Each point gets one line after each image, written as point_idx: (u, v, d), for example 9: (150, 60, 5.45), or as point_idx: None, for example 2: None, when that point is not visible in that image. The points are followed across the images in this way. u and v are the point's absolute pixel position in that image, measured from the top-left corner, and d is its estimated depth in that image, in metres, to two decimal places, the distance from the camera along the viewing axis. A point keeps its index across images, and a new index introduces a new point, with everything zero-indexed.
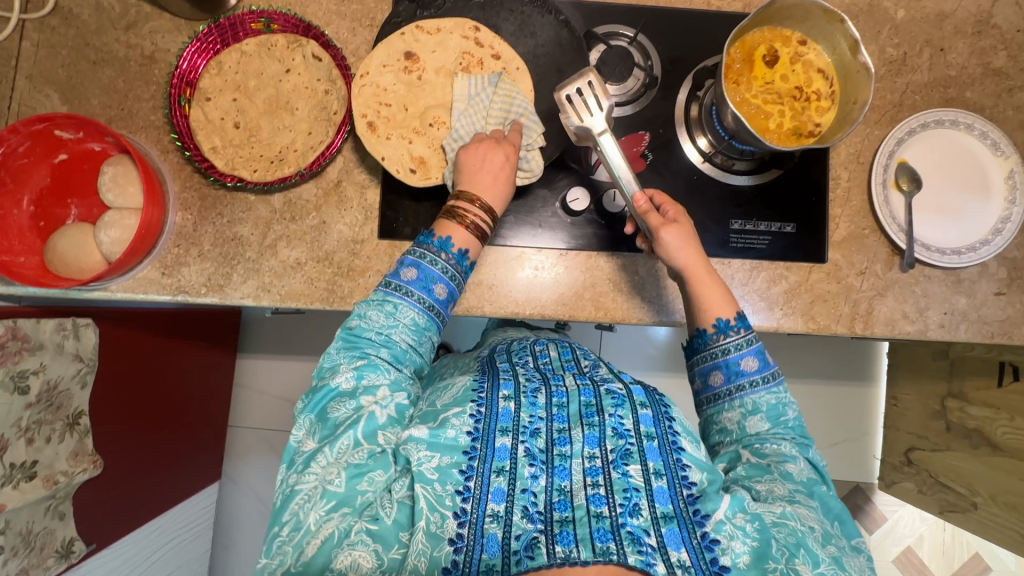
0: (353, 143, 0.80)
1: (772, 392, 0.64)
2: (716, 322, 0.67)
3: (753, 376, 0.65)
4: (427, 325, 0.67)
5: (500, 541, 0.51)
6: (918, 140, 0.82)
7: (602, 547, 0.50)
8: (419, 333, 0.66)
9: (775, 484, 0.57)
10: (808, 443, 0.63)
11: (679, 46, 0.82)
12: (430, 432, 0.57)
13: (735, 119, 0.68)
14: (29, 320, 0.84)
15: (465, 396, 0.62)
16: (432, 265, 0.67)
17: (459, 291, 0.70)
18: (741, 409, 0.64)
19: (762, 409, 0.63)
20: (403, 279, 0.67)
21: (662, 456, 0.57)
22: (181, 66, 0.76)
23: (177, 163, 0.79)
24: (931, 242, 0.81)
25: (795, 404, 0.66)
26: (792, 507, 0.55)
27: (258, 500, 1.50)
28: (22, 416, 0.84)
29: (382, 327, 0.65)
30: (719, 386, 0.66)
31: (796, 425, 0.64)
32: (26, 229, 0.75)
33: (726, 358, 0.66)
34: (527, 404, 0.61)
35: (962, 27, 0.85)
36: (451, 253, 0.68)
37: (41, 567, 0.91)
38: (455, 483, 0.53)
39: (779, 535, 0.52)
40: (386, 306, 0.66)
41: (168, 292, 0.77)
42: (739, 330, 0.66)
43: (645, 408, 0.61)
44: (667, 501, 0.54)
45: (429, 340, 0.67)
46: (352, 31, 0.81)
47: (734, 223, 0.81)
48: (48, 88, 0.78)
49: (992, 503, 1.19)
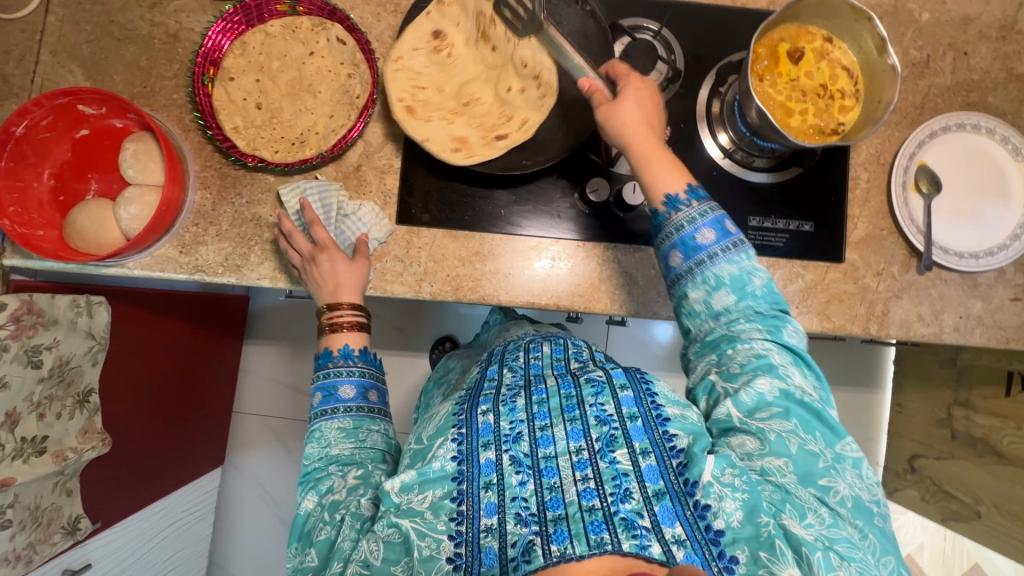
0: (374, 128, 0.80)
1: (733, 261, 0.62)
2: (668, 199, 0.64)
3: (711, 247, 0.62)
4: (358, 424, 0.67)
5: (497, 551, 0.51)
6: (939, 143, 0.82)
7: (597, 539, 0.49)
8: (355, 433, 0.66)
9: (748, 438, 0.56)
10: (779, 312, 0.62)
11: (702, 41, 0.82)
12: (416, 471, 0.56)
13: (759, 113, 0.68)
14: (44, 295, 0.84)
15: (448, 423, 0.60)
16: (331, 377, 0.69)
17: (380, 379, 0.72)
18: (705, 286, 0.62)
19: (726, 282, 0.61)
20: (315, 407, 0.68)
21: (648, 434, 0.56)
22: (206, 45, 0.76)
23: (198, 143, 0.79)
24: (950, 245, 0.81)
25: (762, 272, 0.63)
26: (770, 459, 0.55)
27: (260, 488, 1.50)
28: (34, 391, 0.84)
29: (319, 454, 0.65)
30: (678, 266, 0.64)
31: (766, 293, 0.62)
32: (46, 202, 0.75)
33: (681, 235, 0.63)
34: (506, 412, 0.59)
35: (986, 32, 0.84)
36: (357, 356, 0.70)
37: (47, 543, 0.91)
38: (448, 512, 0.53)
39: (767, 492, 0.53)
40: (313, 437, 0.66)
41: (185, 271, 0.77)
42: (692, 202, 0.63)
43: (626, 391, 0.59)
44: (658, 479, 0.53)
45: (370, 432, 0.67)
46: (376, 16, 0.81)
47: (752, 220, 0.81)
48: (72, 63, 0.78)
49: (997, 512, 1.19)
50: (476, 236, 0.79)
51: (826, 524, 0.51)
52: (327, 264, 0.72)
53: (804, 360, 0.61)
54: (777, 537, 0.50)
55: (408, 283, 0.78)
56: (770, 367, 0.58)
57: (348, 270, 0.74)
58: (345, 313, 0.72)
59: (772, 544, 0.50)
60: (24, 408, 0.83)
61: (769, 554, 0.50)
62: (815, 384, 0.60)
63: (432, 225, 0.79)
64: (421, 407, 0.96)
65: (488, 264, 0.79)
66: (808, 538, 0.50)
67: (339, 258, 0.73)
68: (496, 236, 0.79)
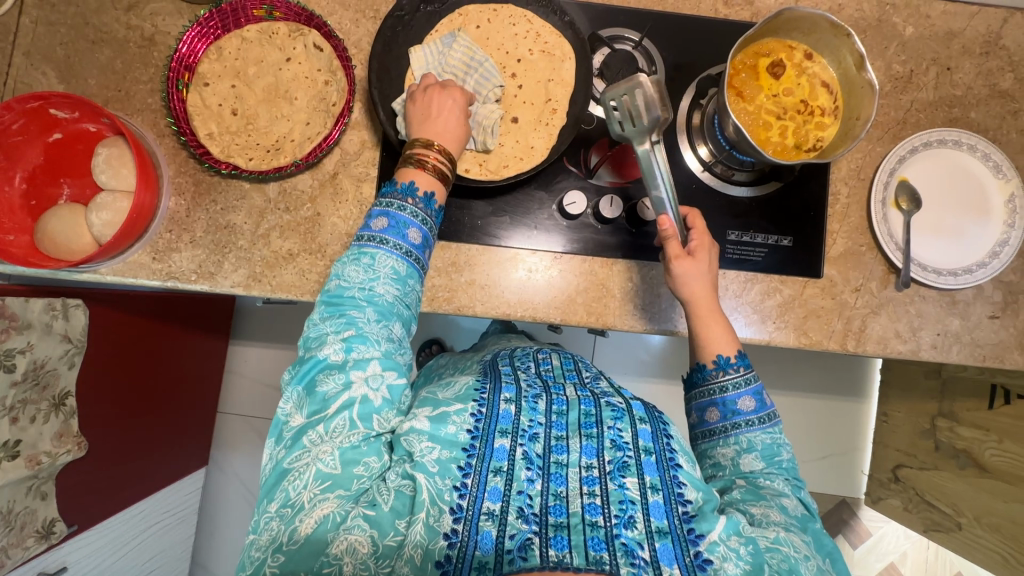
0: (352, 136, 0.79)
1: (768, 432, 0.64)
2: (717, 359, 0.67)
3: (748, 416, 0.64)
4: (408, 274, 0.64)
5: (495, 538, 0.50)
6: (920, 160, 0.81)
7: (596, 556, 0.49)
8: (401, 282, 0.63)
9: (770, 510, 0.56)
10: (800, 484, 0.62)
11: (684, 53, 0.81)
12: (430, 425, 0.56)
13: (736, 130, 0.67)
14: (17, 299, 0.83)
15: (467, 394, 0.61)
16: (402, 211, 0.64)
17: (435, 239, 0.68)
18: (736, 446, 0.63)
19: (757, 448, 0.63)
20: (375, 230, 0.64)
21: (659, 471, 0.55)
22: (181, 50, 0.75)
23: (173, 148, 0.78)
24: (929, 262, 0.80)
25: (790, 447, 0.65)
26: (787, 534, 0.54)
27: (244, 487, 1.50)
28: (7, 394, 0.84)
29: (363, 283, 0.61)
30: (713, 422, 0.66)
31: (791, 466, 0.63)
32: (17, 207, 0.74)
33: (723, 396, 0.65)
34: (527, 408, 0.59)
35: (970, 47, 0.84)
36: (418, 198, 0.65)
37: (21, 547, 0.91)
38: (453, 479, 0.52)
39: (773, 560, 0.51)
40: (363, 260, 0.63)
41: (158, 278, 0.76)
42: (740, 368, 0.66)
43: (644, 424, 0.60)
44: (663, 517, 0.52)
45: (412, 288, 0.64)
46: (355, 22, 0.80)
47: (731, 234, 0.81)
48: (46, 65, 0.78)
49: (977, 524, 1.19)
50: (452, 247, 0.79)
51: None
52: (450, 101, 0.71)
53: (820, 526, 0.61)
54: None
55: None
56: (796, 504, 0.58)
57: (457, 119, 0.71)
58: (436, 158, 0.67)
59: None
60: None
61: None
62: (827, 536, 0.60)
63: None
64: None
65: (464, 275, 0.78)
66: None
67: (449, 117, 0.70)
68: (473, 247, 0.79)
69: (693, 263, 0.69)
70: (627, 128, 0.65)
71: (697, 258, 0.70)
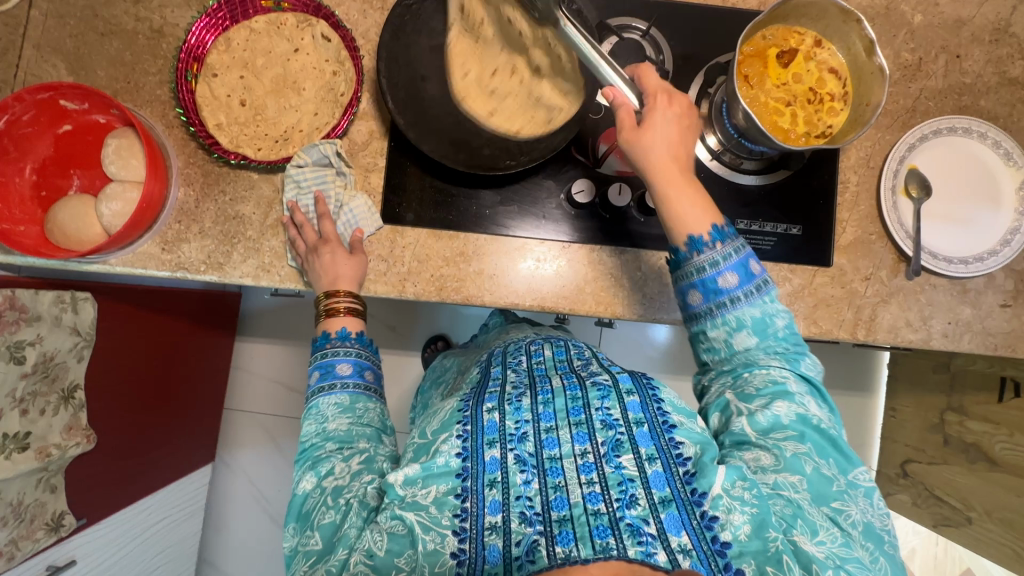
0: (360, 126, 0.79)
1: (757, 305, 0.61)
2: (690, 238, 0.62)
3: (733, 291, 0.61)
4: (355, 400, 0.66)
5: (501, 550, 0.51)
6: (930, 148, 0.81)
7: (602, 544, 0.49)
8: (351, 410, 0.65)
9: (762, 453, 0.57)
10: (797, 357, 0.62)
11: (691, 42, 0.81)
12: (421, 467, 0.56)
13: (746, 117, 0.67)
14: (27, 291, 0.84)
15: (452, 418, 0.60)
16: (330, 356, 0.69)
17: (376, 363, 0.72)
18: (726, 326, 0.62)
19: (747, 324, 0.61)
20: (313, 384, 0.68)
21: (654, 440, 0.56)
22: (190, 41, 0.75)
23: (182, 139, 0.78)
24: (940, 250, 0.80)
25: (783, 313, 0.63)
26: (784, 475, 0.55)
27: (251, 484, 1.50)
28: (17, 386, 0.84)
29: (318, 429, 0.64)
30: (697, 304, 0.63)
31: (784, 333, 0.62)
32: (28, 197, 0.74)
33: (702, 276, 0.62)
34: (511, 411, 0.58)
35: (979, 35, 0.84)
36: (354, 339, 0.71)
37: (30, 540, 0.91)
38: (452, 508, 0.53)
39: (778, 506, 0.53)
40: (311, 412, 0.66)
41: (168, 269, 0.77)
42: (716, 244, 0.61)
43: (632, 396, 0.60)
44: (664, 486, 0.53)
45: (366, 408, 0.67)
46: (362, 13, 0.80)
47: (739, 223, 0.81)
48: (56, 58, 0.78)
49: (987, 518, 1.18)
50: (460, 237, 0.79)
51: (838, 543, 0.52)
52: (328, 256, 0.73)
53: (821, 394, 0.61)
54: (785, 553, 0.51)
55: (391, 283, 0.78)
56: (786, 392, 0.58)
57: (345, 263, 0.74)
58: (344, 300, 0.72)
59: (779, 559, 0.51)
60: (7, 404, 0.83)
61: (775, 569, 0.50)
62: (829, 411, 0.61)
63: (417, 225, 0.78)
64: (419, 406, 0.96)
65: (473, 265, 0.78)
66: (819, 555, 0.51)
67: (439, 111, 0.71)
68: (481, 236, 0.79)
69: None
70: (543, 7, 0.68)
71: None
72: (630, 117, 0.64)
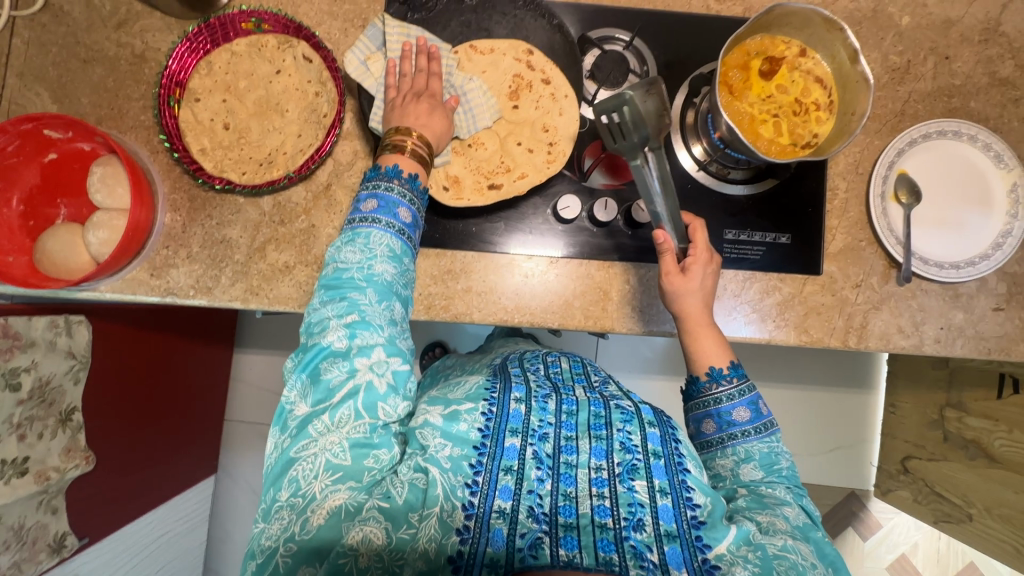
0: (344, 146, 0.79)
1: (764, 442, 0.64)
2: (711, 369, 0.67)
3: (744, 426, 0.65)
4: (403, 251, 0.63)
5: (505, 536, 0.52)
6: (919, 152, 0.80)
7: (605, 557, 0.51)
8: (397, 260, 0.62)
9: (775, 518, 0.56)
10: (801, 492, 0.63)
11: (676, 51, 0.80)
12: (444, 422, 0.58)
13: (729, 130, 0.67)
14: (20, 317, 0.85)
15: (477, 393, 0.62)
16: (390, 192, 0.64)
17: (422, 215, 0.67)
18: (734, 456, 0.64)
19: (755, 457, 0.63)
20: (364, 211, 0.63)
21: (668, 476, 0.56)
22: (171, 66, 0.75)
23: (167, 164, 0.78)
24: (931, 255, 0.79)
25: (789, 454, 0.65)
26: (795, 541, 0.55)
27: (253, 493, 1.52)
28: (13, 413, 0.85)
29: (361, 263, 0.60)
30: (710, 434, 0.67)
31: (789, 474, 0.63)
32: (16, 227, 0.75)
33: (717, 407, 0.66)
34: (536, 408, 0.61)
35: (968, 35, 0.82)
36: (404, 179, 0.65)
37: (33, 562, 0.92)
38: (465, 476, 0.54)
39: (781, 567, 0.52)
40: (358, 241, 0.61)
41: (157, 294, 0.77)
42: (733, 379, 0.66)
43: (653, 428, 0.60)
44: (672, 520, 0.54)
45: (407, 268, 0.64)
46: (343, 32, 0.80)
47: (727, 233, 0.80)
48: (39, 86, 0.78)
49: (988, 515, 1.18)
50: (447, 254, 0.78)
51: None
52: (426, 105, 0.71)
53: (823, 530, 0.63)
54: None
55: None
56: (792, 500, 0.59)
57: (438, 118, 0.72)
58: (414, 142, 0.68)
59: None
60: (4, 429, 0.84)
61: None
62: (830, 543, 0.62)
63: None
64: None
65: (461, 282, 0.78)
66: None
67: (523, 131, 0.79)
68: (468, 254, 0.78)
69: (701, 297, 0.69)
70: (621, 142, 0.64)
71: (689, 275, 0.69)
72: (674, 262, 0.70)
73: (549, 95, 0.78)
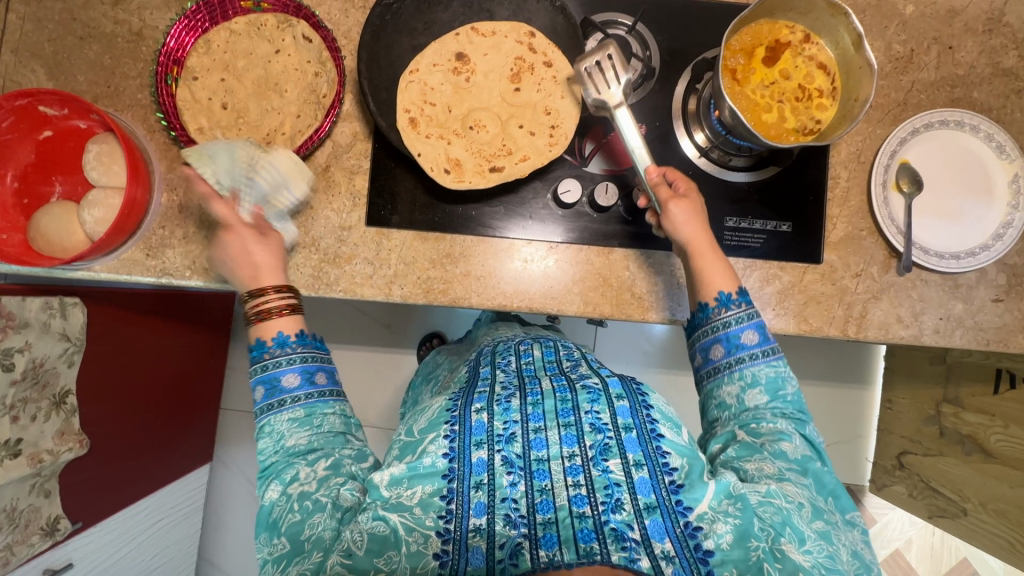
0: (343, 128, 0.78)
1: (772, 365, 0.63)
2: (719, 296, 0.66)
3: (752, 349, 0.63)
4: (311, 411, 0.61)
5: (485, 552, 0.52)
6: (922, 141, 0.80)
7: (586, 548, 0.51)
8: (308, 423, 0.61)
9: (765, 463, 0.58)
10: (804, 419, 0.62)
11: (678, 37, 0.80)
12: (408, 465, 0.57)
13: (731, 114, 0.66)
14: (14, 297, 0.84)
15: (440, 418, 0.61)
16: (275, 367, 0.62)
17: (327, 361, 0.65)
18: (741, 381, 0.63)
19: (761, 381, 0.63)
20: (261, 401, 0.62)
21: (642, 446, 0.57)
22: (169, 44, 0.74)
23: (164, 143, 0.77)
24: (931, 245, 0.79)
25: (795, 379, 0.64)
26: (779, 485, 0.56)
27: (249, 483, 1.51)
28: (6, 393, 0.84)
29: (274, 446, 0.60)
30: (718, 359, 0.65)
31: (795, 399, 0.63)
32: (10, 205, 0.74)
33: (726, 331, 0.65)
34: (500, 412, 0.60)
35: (972, 25, 0.82)
36: (295, 344, 0.64)
37: (25, 544, 0.91)
38: (438, 509, 0.54)
39: (767, 514, 0.53)
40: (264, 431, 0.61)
41: (152, 274, 0.76)
42: (743, 304, 0.65)
43: (622, 401, 0.61)
44: (650, 492, 0.54)
45: (325, 415, 0.62)
46: (344, 12, 0.79)
47: (728, 221, 0.80)
48: (35, 62, 0.77)
49: (982, 509, 1.18)
50: (446, 238, 0.78)
51: (823, 554, 0.52)
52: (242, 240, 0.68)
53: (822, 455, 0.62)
54: (767, 561, 0.51)
55: (378, 286, 0.77)
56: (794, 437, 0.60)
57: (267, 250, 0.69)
58: (272, 302, 0.65)
59: (760, 568, 0.51)
60: None
61: None
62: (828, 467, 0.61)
63: (403, 227, 0.78)
64: (409, 402, 0.97)
65: (460, 267, 0.78)
66: (806, 564, 0.51)
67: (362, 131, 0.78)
68: (468, 238, 0.78)
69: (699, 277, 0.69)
70: (601, 92, 0.70)
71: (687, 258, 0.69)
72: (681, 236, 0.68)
73: (551, 77, 0.77)
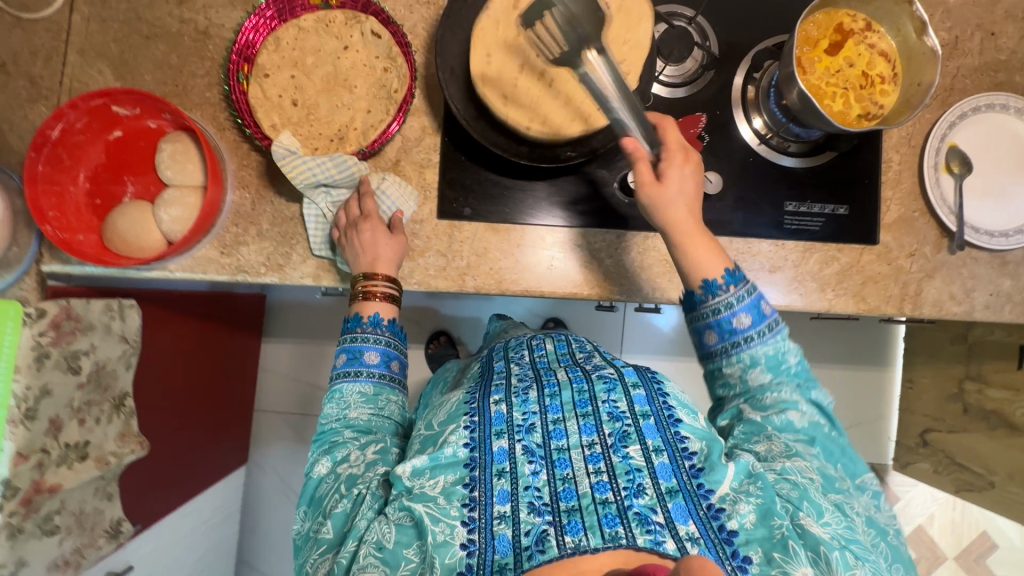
0: (412, 123, 0.79)
1: (770, 344, 0.63)
2: (704, 283, 0.64)
3: (747, 332, 0.63)
4: (377, 391, 0.70)
5: (510, 540, 0.50)
6: (969, 125, 0.83)
7: (612, 533, 0.50)
8: (373, 401, 0.69)
9: (772, 444, 0.61)
10: (810, 384, 0.65)
11: (735, 29, 0.82)
12: (428, 458, 0.57)
13: (802, 98, 0.68)
14: (79, 299, 0.83)
15: (459, 411, 0.62)
16: (364, 340, 0.71)
17: (403, 352, 0.75)
18: (740, 363, 0.64)
19: (762, 360, 0.63)
20: (341, 367, 0.71)
21: (661, 433, 0.58)
22: (240, 42, 0.75)
23: (234, 141, 0.78)
24: (982, 224, 0.82)
25: (795, 349, 0.65)
26: (791, 462, 0.58)
27: (281, 483, 1.51)
28: (74, 397, 0.83)
29: (338, 415, 0.68)
30: (713, 344, 0.65)
31: (798, 369, 0.64)
32: (83, 205, 0.74)
33: (716, 318, 0.64)
34: (518, 403, 0.60)
35: (1012, 12, 0.85)
36: (385, 326, 0.73)
37: (93, 547, 0.91)
38: (461, 497, 0.54)
39: (784, 491, 0.55)
40: (334, 397, 0.70)
41: (227, 272, 0.77)
42: (730, 287, 0.63)
43: (638, 389, 0.62)
44: (671, 476, 0.55)
45: (389, 400, 0.70)
46: (408, 8, 0.80)
47: (789, 206, 0.82)
48: (101, 63, 0.77)
49: (1010, 481, 1.23)
50: (516, 229, 0.79)
51: (841, 526, 0.54)
52: (369, 233, 0.72)
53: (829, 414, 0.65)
54: (792, 537, 0.51)
55: (451, 277, 0.79)
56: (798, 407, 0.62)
57: (386, 243, 0.74)
58: (381, 284, 0.73)
59: (785, 544, 0.51)
60: (67, 414, 0.82)
61: (783, 555, 0.51)
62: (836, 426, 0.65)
63: (474, 219, 0.79)
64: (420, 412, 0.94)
65: (530, 257, 0.79)
66: (825, 535, 0.53)
67: (430, 125, 0.80)
68: (536, 228, 0.79)
69: None
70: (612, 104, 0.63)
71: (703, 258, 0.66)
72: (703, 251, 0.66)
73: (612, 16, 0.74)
